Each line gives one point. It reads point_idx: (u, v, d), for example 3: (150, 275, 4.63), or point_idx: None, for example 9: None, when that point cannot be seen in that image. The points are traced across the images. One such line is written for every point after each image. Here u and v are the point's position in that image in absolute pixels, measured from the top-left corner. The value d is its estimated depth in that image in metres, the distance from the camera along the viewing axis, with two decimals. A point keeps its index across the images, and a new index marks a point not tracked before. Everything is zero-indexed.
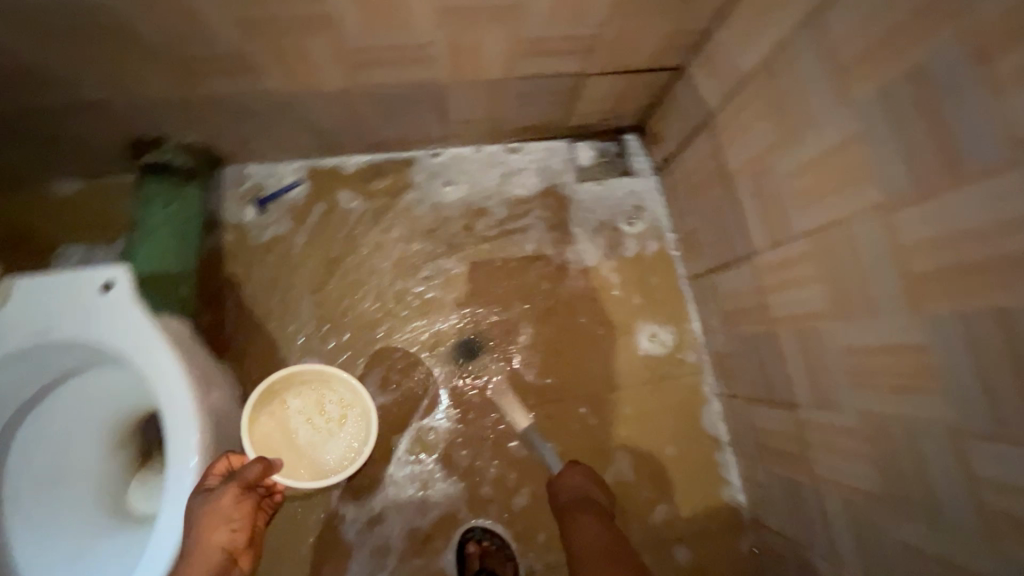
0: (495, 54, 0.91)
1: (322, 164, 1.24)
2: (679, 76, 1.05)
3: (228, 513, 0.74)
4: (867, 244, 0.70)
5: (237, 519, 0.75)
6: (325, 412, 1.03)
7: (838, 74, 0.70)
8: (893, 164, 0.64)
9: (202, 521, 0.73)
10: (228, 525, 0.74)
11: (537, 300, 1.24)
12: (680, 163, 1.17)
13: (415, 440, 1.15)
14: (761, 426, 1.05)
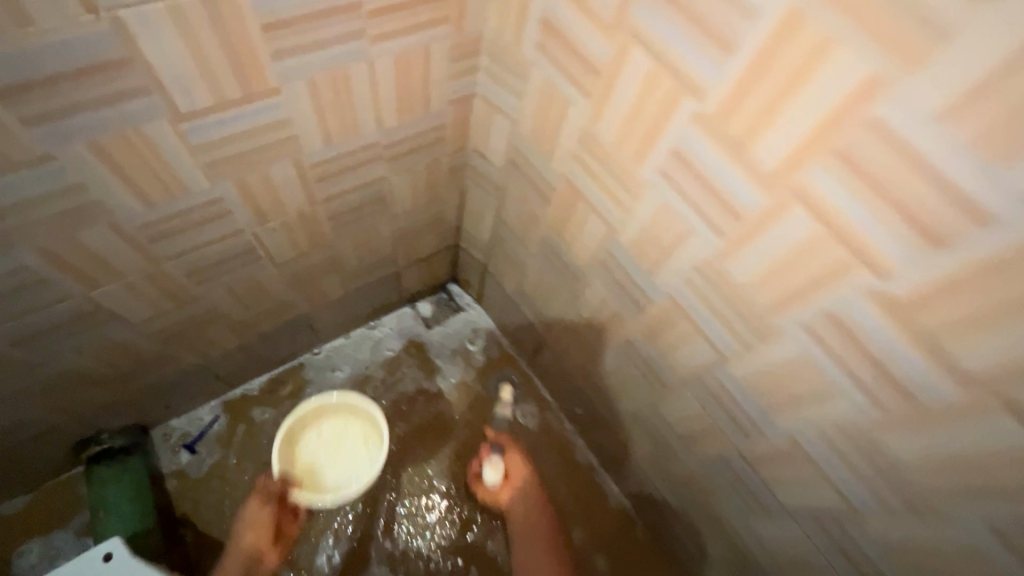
0: (334, 286, 1.38)
1: (231, 395, 1.57)
2: (459, 248, 1.60)
3: (254, 524, 1.21)
4: (578, 320, 1.23)
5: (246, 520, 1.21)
6: (342, 438, 1.29)
7: (523, 242, 1.26)
8: (564, 281, 1.19)
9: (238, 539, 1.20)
10: (242, 531, 1.21)
11: (431, 423, 1.64)
12: (486, 295, 1.70)
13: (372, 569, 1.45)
14: (602, 442, 1.52)
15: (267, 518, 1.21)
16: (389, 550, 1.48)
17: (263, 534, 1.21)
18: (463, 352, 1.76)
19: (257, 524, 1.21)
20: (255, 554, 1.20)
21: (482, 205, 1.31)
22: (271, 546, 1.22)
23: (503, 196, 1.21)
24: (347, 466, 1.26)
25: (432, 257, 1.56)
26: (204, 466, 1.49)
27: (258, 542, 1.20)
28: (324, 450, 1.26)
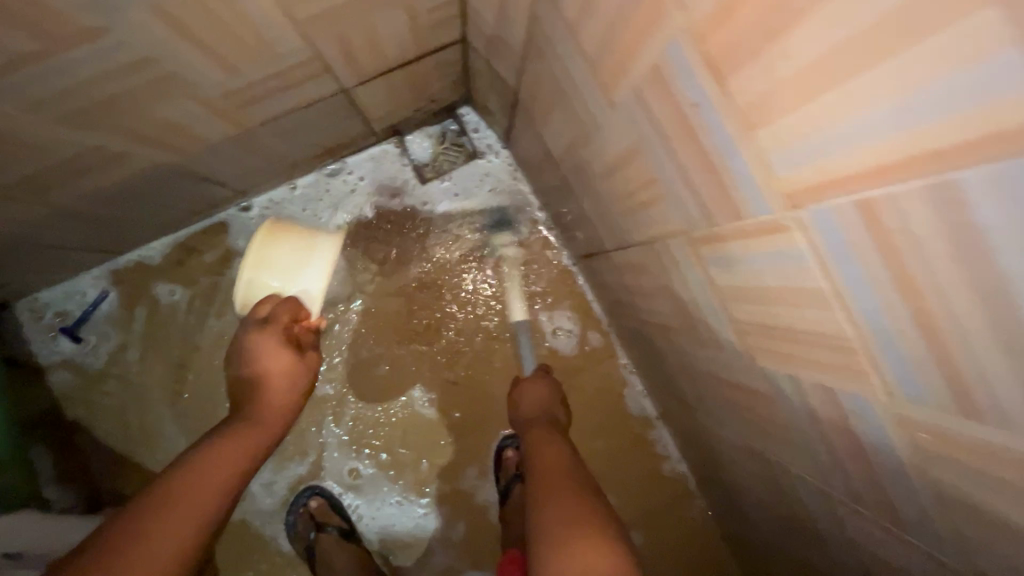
0: (204, 121, 0.68)
1: (122, 263, 1.04)
2: (468, 49, 0.81)
3: (276, 367, 0.69)
4: (688, 273, 0.54)
5: (284, 366, 0.69)
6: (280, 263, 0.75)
7: (590, 67, 0.49)
8: (679, 193, 0.45)
9: (263, 383, 0.68)
10: (271, 376, 0.68)
11: (417, 332, 1.11)
12: (518, 141, 0.96)
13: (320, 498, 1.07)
14: (675, 408, 0.96)
15: (299, 389, 0.70)
16: (347, 487, 1.09)
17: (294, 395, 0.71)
18: (471, 219, 1.11)
19: (280, 406, 0.67)
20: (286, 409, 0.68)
21: None
22: (291, 409, 0.69)
23: None
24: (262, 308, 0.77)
25: (413, 64, 0.79)
26: (95, 361, 1.04)
27: (286, 396, 0.68)
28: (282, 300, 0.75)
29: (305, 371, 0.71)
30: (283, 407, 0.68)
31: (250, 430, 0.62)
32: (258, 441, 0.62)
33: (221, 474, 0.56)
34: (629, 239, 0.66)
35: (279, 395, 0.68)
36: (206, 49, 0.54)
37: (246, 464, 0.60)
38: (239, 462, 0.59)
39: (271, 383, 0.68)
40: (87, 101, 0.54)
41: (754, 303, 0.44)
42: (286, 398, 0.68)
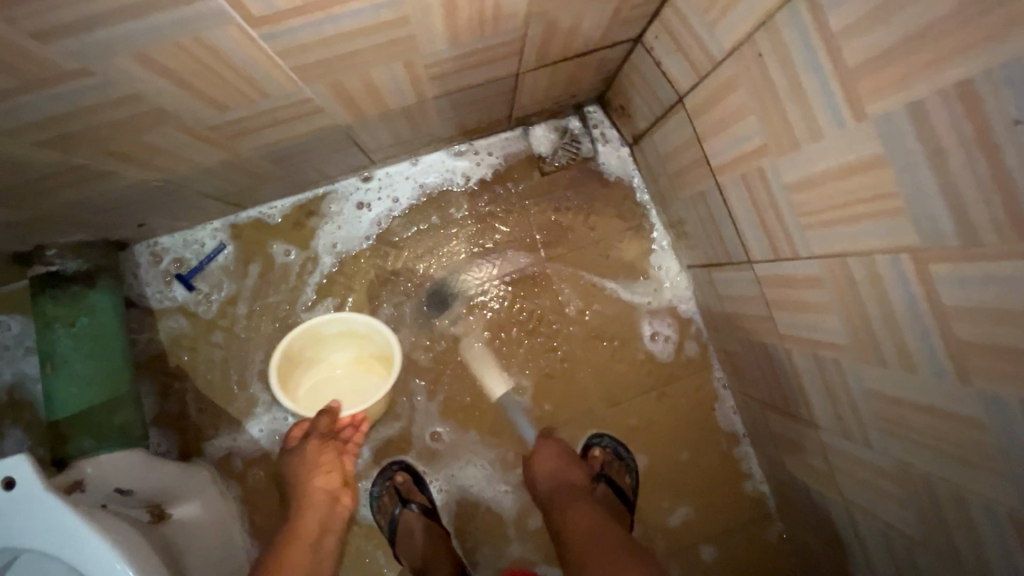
0: (398, 87, 0.69)
1: (243, 219, 1.06)
2: (636, 48, 0.82)
3: (331, 463, 0.84)
4: (896, 290, 0.55)
5: (326, 466, 0.83)
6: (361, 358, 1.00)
7: (843, 77, 0.50)
8: (936, 209, 0.46)
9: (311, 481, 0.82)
10: (323, 471, 0.83)
11: (517, 323, 1.11)
12: (654, 145, 0.97)
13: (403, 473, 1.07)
14: (779, 427, 0.96)
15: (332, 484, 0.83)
16: (430, 465, 1.09)
17: (332, 476, 0.84)
18: (583, 216, 1.12)
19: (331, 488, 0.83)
20: (328, 501, 0.82)
21: None
22: (344, 488, 0.85)
23: None
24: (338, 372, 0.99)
25: (584, 57, 0.80)
26: (205, 311, 1.06)
27: (329, 485, 0.83)
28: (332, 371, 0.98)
29: (335, 466, 0.84)
30: (330, 496, 0.82)
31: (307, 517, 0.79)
32: (324, 509, 0.81)
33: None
34: (804, 252, 0.67)
35: (317, 490, 0.82)
36: (450, 15, 0.55)
37: (319, 536, 0.79)
38: (309, 542, 0.77)
39: (310, 480, 0.82)
40: (327, 54, 0.55)
41: (1006, 324, 0.44)
42: (322, 492, 0.82)
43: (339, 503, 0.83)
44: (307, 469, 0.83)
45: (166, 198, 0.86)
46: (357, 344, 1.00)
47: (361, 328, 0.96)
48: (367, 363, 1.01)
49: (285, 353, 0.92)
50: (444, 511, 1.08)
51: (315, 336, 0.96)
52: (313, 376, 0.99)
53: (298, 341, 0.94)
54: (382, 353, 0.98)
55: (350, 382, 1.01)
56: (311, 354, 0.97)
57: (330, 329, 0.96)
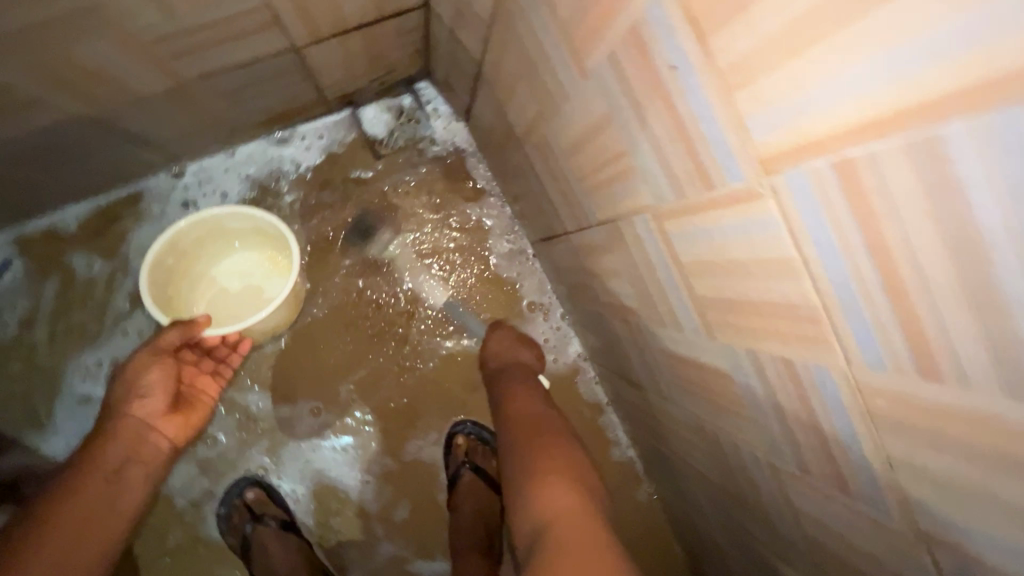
0: (131, 66, 0.61)
1: (30, 230, 0.93)
2: (430, 16, 0.78)
3: (157, 383, 0.70)
4: (653, 252, 0.54)
5: (149, 386, 0.69)
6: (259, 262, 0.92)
7: (564, 32, 0.47)
8: (650, 166, 0.45)
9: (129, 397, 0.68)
10: (143, 391, 0.69)
11: (368, 316, 1.06)
12: (478, 119, 0.94)
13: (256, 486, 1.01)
14: (627, 392, 0.97)
15: (157, 405, 0.70)
16: (287, 473, 1.04)
17: (163, 396, 0.70)
18: (426, 198, 1.08)
19: (156, 412, 0.70)
20: (146, 425, 0.69)
21: None
22: (170, 416, 0.72)
23: None
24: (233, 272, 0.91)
25: (371, 28, 0.75)
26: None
27: (148, 411, 0.69)
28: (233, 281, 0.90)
29: (162, 388, 0.70)
30: (145, 422, 0.69)
31: (109, 439, 0.65)
32: (133, 436, 0.67)
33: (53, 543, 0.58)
34: (592, 218, 0.66)
35: (129, 414, 0.67)
36: None
37: (121, 464, 0.66)
38: (105, 468, 0.64)
39: (125, 399, 0.68)
40: None
41: (719, 277, 0.44)
42: (136, 417, 0.68)
43: (153, 433, 0.69)
44: (128, 384, 0.68)
45: None
46: (264, 243, 0.90)
47: (267, 231, 0.86)
48: (276, 266, 0.91)
49: (172, 245, 0.82)
50: (306, 518, 1.04)
51: (218, 230, 0.86)
52: (215, 279, 0.91)
53: (193, 234, 0.84)
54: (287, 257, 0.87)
55: (252, 288, 0.92)
56: (201, 251, 0.87)
57: (234, 223, 0.86)
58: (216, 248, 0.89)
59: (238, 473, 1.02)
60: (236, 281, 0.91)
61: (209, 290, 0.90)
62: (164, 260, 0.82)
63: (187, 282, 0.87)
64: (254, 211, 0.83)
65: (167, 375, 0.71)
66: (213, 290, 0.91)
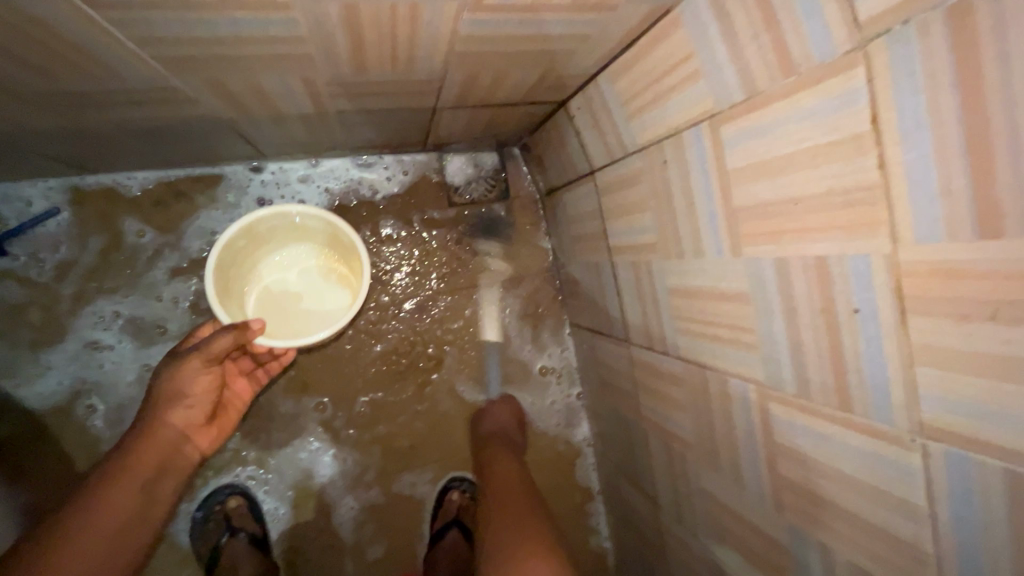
0: (291, 95, 0.61)
1: (89, 183, 0.90)
2: (559, 110, 0.82)
3: (204, 395, 0.70)
4: (740, 414, 0.58)
5: (195, 397, 0.69)
6: (322, 269, 0.85)
7: (729, 213, 0.52)
8: (781, 358, 0.49)
9: (172, 404, 0.68)
10: (187, 402, 0.69)
11: (397, 351, 1.05)
12: (564, 202, 0.97)
13: (239, 496, 0.97)
14: (628, 496, 1.00)
15: (196, 414, 0.70)
16: (273, 487, 1.00)
17: (204, 407, 0.70)
18: (486, 252, 1.09)
19: (192, 421, 0.70)
20: (181, 436, 0.69)
21: (674, 71, 0.52)
22: (205, 428, 0.72)
23: (769, 91, 0.43)
24: (291, 275, 0.84)
25: (505, 107, 0.78)
26: (24, 285, 0.88)
27: (189, 421, 0.70)
28: (288, 283, 0.84)
29: (206, 400, 0.71)
30: (182, 433, 0.69)
31: (145, 454, 0.65)
32: (171, 446, 0.68)
33: (105, 533, 0.60)
34: (672, 350, 0.69)
35: (172, 425, 0.68)
36: (356, 45, 0.50)
37: (155, 477, 0.66)
38: (141, 479, 0.64)
39: (170, 409, 0.68)
40: (201, 52, 0.47)
41: (818, 475, 0.48)
42: (175, 430, 0.68)
43: (189, 444, 0.70)
44: (174, 391, 0.68)
45: None
46: (333, 250, 0.84)
47: (342, 242, 0.81)
48: (338, 275, 0.85)
49: (247, 229, 0.76)
50: (278, 539, 1.00)
51: (295, 226, 0.81)
52: (266, 275, 0.83)
53: (271, 222, 0.78)
54: (355, 269, 0.82)
55: (303, 292, 0.84)
56: (268, 239, 0.80)
57: (312, 224, 0.81)
58: (283, 241, 0.83)
59: (224, 476, 0.98)
60: (288, 280, 0.84)
61: (257, 286, 0.82)
62: (234, 242, 0.76)
63: (245, 267, 0.80)
64: (339, 220, 0.78)
65: (212, 387, 0.71)
66: (262, 287, 0.82)
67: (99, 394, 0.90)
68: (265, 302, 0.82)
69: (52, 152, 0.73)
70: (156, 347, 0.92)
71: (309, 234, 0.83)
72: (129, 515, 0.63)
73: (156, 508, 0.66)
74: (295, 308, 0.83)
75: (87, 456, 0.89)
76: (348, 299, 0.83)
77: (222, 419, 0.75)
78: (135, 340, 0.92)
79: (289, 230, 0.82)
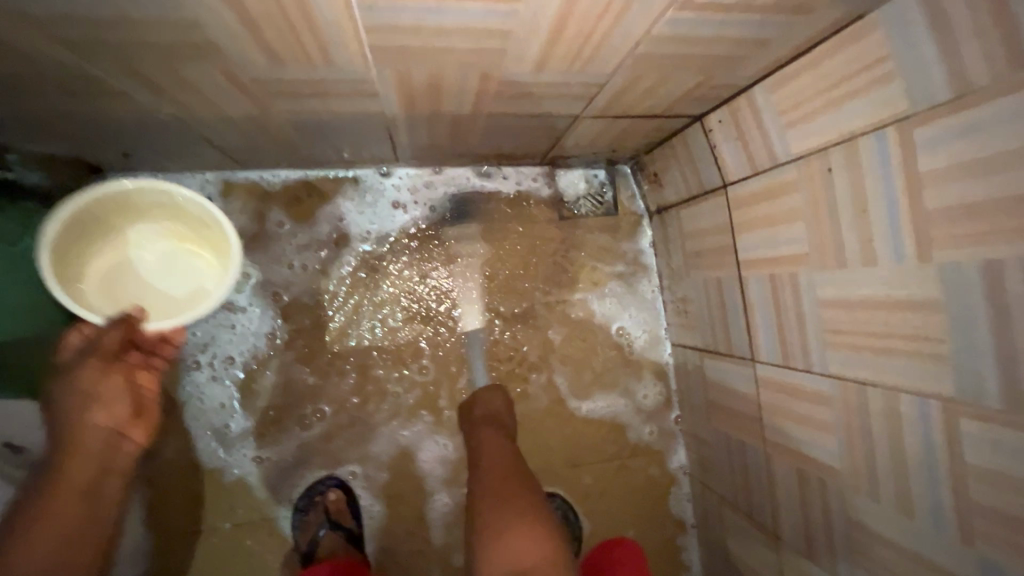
0: (462, 94, 0.65)
1: (239, 177, 0.97)
2: (691, 125, 0.83)
3: (114, 390, 0.56)
4: (913, 432, 0.54)
5: (117, 395, 0.56)
6: (192, 253, 0.68)
7: (918, 217, 0.50)
8: (982, 367, 0.46)
9: (88, 419, 0.54)
10: (105, 401, 0.55)
11: (500, 358, 1.05)
12: (680, 218, 0.97)
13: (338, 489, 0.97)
14: (733, 529, 0.94)
15: (126, 411, 0.57)
16: (369, 485, 1.00)
17: (125, 403, 0.57)
18: (592, 264, 1.09)
19: (114, 420, 0.56)
20: (110, 438, 0.56)
21: (859, 76, 0.53)
22: (142, 417, 0.59)
23: (990, 86, 0.42)
24: (146, 268, 0.66)
25: (643, 119, 0.80)
26: None
27: (118, 419, 0.56)
28: (147, 277, 0.66)
29: (129, 395, 0.57)
30: (109, 435, 0.56)
31: (69, 477, 0.54)
32: (96, 452, 0.55)
33: (56, 530, 0.52)
34: (818, 367, 0.66)
35: (90, 431, 0.54)
36: (551, 43, 0.53)
37: (92, 483, 0.55)
38: (75, 492, 0.54)
39: (80, 418, 0.54)
40: (417, 43, 0.51)
41: None
42: (102, 431, 0.55)
43: (122, 441, 0.57)
44: (72, 400, 0.54)
45: (168, 140, 0.78)
46: (176, 224, 0.66)
47: (188, 210, 0.65)
48: (196, 248, 0.68)
49: (73, 218, 0.58)
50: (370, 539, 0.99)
51: (118, 203, 0.62)
52: (116, 269, 0.64)
53: (95, 207, 0.60)
54: (218, 239, 0.66)
55: (172, 279, 0.66)
56: (101, 224, 0.62)
57: (149, 199, 0.63)
58: (106, 228, 0.63)
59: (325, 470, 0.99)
60: (144, 274, 0.65)
61: (104, 283, 0.63)
62: (61, 242, 0.58)
63: (91, 262, 0.62)
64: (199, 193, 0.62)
65: (126, 381, 0.57)
66: (116, 285, 0.64)
67: (227, 368, 0.97)
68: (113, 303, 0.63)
69: (227, 143, 0.81)
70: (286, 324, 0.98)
71: (166, 214, 0.66)
72: (80, 502, 0.54)
73: (93, 506, 0.55)
74: (154, 298, 0.65)
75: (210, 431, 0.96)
76: (212, 264, 0.67)
77: (149, 415, 0.59)
78: (269, 313, 0.98)
79: (127, 216, 0.63)
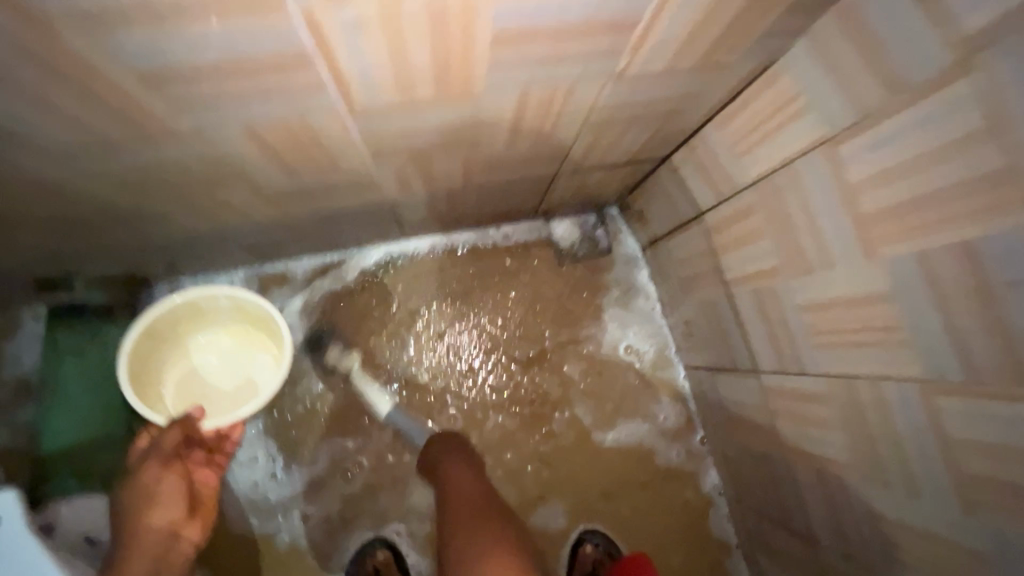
0: (451, 173, 0.76)
1: (267, 270, 1.09)
2: (661, 165, 0.92)
3: (174, 490, 0.68)
4: (901, 414, 0.58)
5: (176, 494, 0.68)
6: (254, 342, 0.82)
7: (857, 221, 0.57)
8: (939, 345, 0.51)
9: (151, 516, 0.66)
10: (164, 502, 0.67)
11: (523, 401, 1.10)
12: (669, 249, 1.04)
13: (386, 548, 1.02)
14: (774, 541, 0.95)
15: (182, 509, 0.68)
16: (415, 540, 1.04)
17: (181, 502, 0.68)
18: (596, 302, 1.16)
19: (171, 517, 0.67)
20: (168, 534, 0.67)
21: (783, 110, 0.61)
22: (195, 517, 0.70)
23: (884, 107, 0.50)
24: (216, 359, 0.81)
25: (615, 167, 0.89)
26: None
27: (175, 517, 0.67)
28: (213, 367, 0.81)
29: (184, 494, 0.69)
30: (169, 531, 0.67)
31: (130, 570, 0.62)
32: (156, 547, 0.65)
33: None
34: (810, 368, 0.71)
35: (153, 527, 0.66)
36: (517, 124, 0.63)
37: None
38: None
39: (146, 514, 0.66)
40: (406, 143, 0.62)
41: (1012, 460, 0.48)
42: (161, 528, 0.66)
43: (181, 538, 0.68)
44: (140, 498, 0.66)
45: (206, 248, 0.89)
46: (240, 320, 0.81)
47: (248, 306, 0.79)
48: (256, 342, 0.82)
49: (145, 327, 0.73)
50: None
51: (190, 307, 0.77)
52: (189, 360, 0.80)
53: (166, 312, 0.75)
54: (272, 333, 0.79)
55: (235, 370, 0.81)
56: (178, 325, 0.77)
57: (212, 302, 0.78)
58: (185, 334, 0.79)
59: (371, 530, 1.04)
60: (209, 364, 0.81)
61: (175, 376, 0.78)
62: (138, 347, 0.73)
63: (164, 358, 0.77)
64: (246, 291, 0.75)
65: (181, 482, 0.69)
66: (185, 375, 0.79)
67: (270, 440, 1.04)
68: (184, 393, 0.78)
69: (256, 242, 0.92)
70: (315, 396, 1.06)
71: (230, 314, 0.81)
72: None
73: None
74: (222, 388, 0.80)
75: (256, 509, 1.02)
76: (272, 356, 0.80)
77: (201, 518, 0.71)
78: (301, 388, 1.06)
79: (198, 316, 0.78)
